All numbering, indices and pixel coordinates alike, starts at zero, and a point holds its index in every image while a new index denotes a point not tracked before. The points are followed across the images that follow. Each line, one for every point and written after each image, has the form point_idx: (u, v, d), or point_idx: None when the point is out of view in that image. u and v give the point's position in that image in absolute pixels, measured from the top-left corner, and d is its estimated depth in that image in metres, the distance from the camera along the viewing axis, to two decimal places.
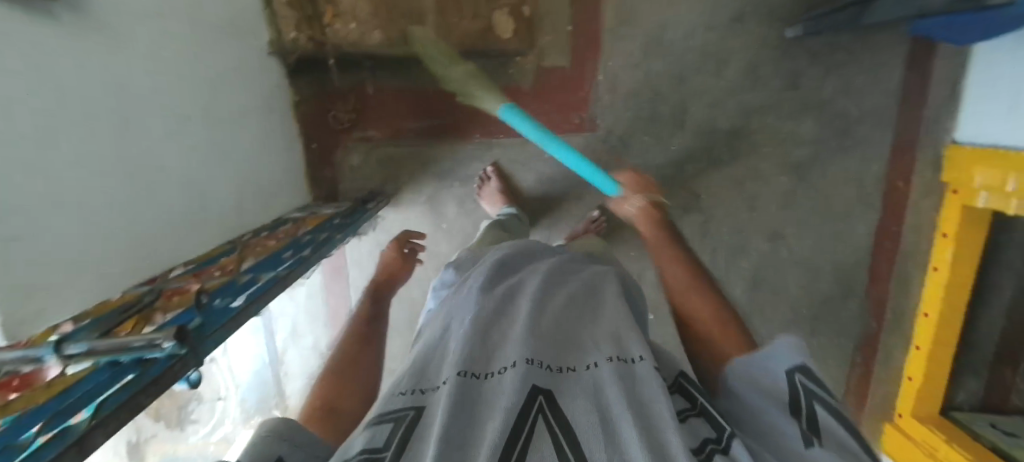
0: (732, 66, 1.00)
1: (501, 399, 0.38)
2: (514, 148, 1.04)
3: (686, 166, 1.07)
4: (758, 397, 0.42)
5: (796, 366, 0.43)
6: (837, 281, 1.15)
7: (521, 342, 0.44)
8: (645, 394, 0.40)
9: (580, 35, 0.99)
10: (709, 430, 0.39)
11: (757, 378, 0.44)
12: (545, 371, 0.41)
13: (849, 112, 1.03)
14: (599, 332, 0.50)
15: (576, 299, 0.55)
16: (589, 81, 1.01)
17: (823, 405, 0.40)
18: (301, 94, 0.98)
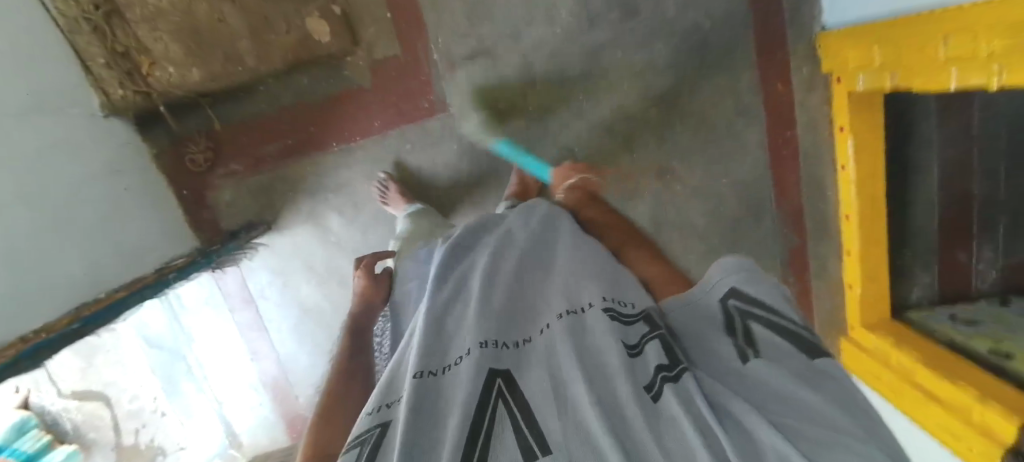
0: (563, 10, 0.97)
1: (455, 395, 0.34)
2: (374, 148, 1.03)
3: (550, 123, 1.03)
4: (689, 317, 0.44)
5: (732, 287, 0.42)
6: (743, 200, 1.11)
7: (473, 322, 0.41)
8: (597, 346, 0.36)
9: (401, 19, 0.97)
10: (660, 354, 0.35)
11: (687, 305, 0.45)
12: (504, 348, 0.38)
13: (702, 25, 1.00)
14: (554, 286, 0.46)
15: (525, 261, 0.52)
16: (426, 63, 1.00)
17: (756, 320, 0.39)
18: (157, 146, 1.02)
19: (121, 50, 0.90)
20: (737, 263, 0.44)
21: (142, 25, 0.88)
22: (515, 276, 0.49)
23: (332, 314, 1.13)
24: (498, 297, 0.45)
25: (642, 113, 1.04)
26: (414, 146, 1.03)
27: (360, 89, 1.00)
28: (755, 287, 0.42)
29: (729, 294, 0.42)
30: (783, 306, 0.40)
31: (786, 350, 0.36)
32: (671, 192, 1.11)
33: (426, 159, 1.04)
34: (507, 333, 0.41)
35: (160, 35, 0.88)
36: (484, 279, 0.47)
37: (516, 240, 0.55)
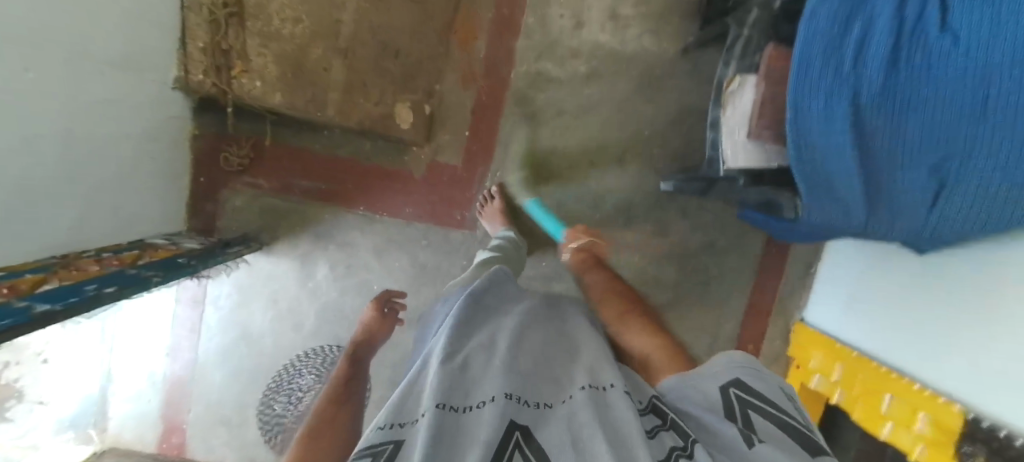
0: (609, 202, 1.08)
1: (479, 433, 0.42)
2: (394, 228, 1.06)
3: (554, 283, 1.11)
4: (697, 398, 0.50)
5: (733, 380, 0.51)
6: None
7: (498, 377, 0.49)
8: (616, 418, 0.45)
9: (476, 141, 1.05)
10: (675, 438, 0.44)
11: (693, 389, 0.52)
12: (526, 407, 0.46)
13: (710, 269, 1.12)
14: (575, 369, 0.54)
15: (544, 341, 0.60)
16: (477, 183, 1.06)
17: (756, 414, 0.47)
18: (201, 130, 1.02)
19: (224, 47, 0.91)
20: (734, 367, 0.53)
21: (257, 39, 0.91)
22: (537, 353, 0.57)
23: (272, 350, 1.09)
24: (522, 364, 0.53)
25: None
26: (430, 243, 1.07)
27: (410, 176, 1.05)
28: (756, 386, 0.51)
29: (731, 384, 0.51)
30: (779, 404, 0.49)
31: (784, 438, 0.45)
32: None
33: (434, 258, 1.07)
34: (528, 394, 0.49)
35: (267, 53, 0.92)
36: (512, 346, 0.55)
37: (535, 320, 0.63)
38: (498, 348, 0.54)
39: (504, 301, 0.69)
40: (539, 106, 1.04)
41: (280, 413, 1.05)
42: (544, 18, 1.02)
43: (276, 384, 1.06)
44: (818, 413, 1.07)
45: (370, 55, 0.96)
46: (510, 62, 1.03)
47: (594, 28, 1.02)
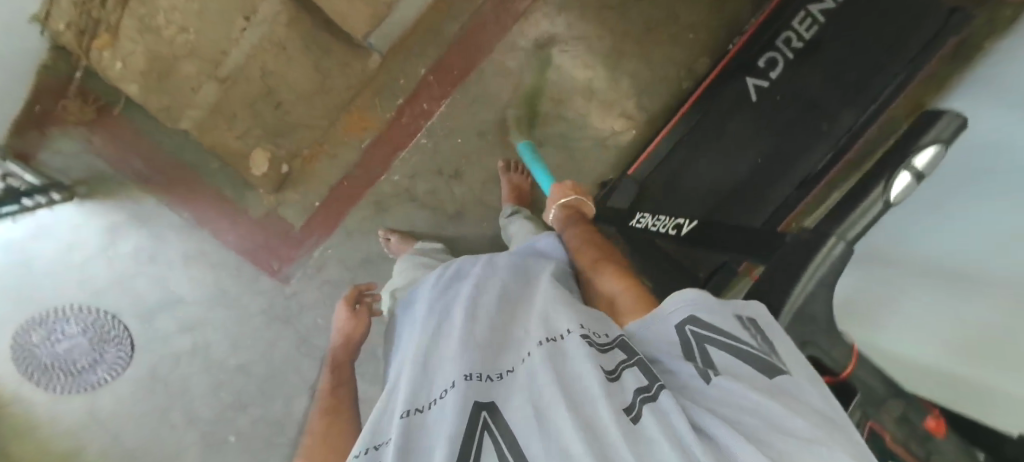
0: None
1: (443, 427, 0.35)
2: (211, 245, 1.09)
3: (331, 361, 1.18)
4: (663, 345, 0.40)
5: (687, 317, 0.40)
6: None
7: (458, 357, 0.42)
8: (575, 369, 0.37)
9: (321, 213, 1.09)
10: (639, 378, 0.35)
11: (658, 338, 0.42)
12: (493, 384, 0.39)
13: None
14: (533, 320, 0.47)
15: (503, 298, 0.52)
16: (304, 249, 1.11)
17: (715, 344, 0.37)
18: (55, 65, 0.94)
19: (93, 16, 0.79)
20: (685, 296, 0.42)
21: (135, 25, 0.79)
22: (496, 314, 0.49)
23: (46, 292, 1.09)
24: (480, 332, 0.46)
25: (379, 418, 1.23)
26: (239, 276, 1.12)
27: (246, 211, 1.08)
28: (717, 313, 0.39)
29: (687, 322, 0.40)
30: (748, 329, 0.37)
31: (751, 370, 0.34)
32: None
33: (237, 289, 1.12)
34: (491, 366, 0.42)
35: (141, 42, 0.81)
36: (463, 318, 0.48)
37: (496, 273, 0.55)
38: (451, 331, 0.47)
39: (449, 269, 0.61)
40: (393, 215, 1.08)
41: (34, 345, 1.09)
42: (438, 146, 1.05)
43: (41, 319, 1.08)
44: None
45: (250, 91, 0.93)
46: (385, 166, 1.07)
47: (475, 180, 1.07)
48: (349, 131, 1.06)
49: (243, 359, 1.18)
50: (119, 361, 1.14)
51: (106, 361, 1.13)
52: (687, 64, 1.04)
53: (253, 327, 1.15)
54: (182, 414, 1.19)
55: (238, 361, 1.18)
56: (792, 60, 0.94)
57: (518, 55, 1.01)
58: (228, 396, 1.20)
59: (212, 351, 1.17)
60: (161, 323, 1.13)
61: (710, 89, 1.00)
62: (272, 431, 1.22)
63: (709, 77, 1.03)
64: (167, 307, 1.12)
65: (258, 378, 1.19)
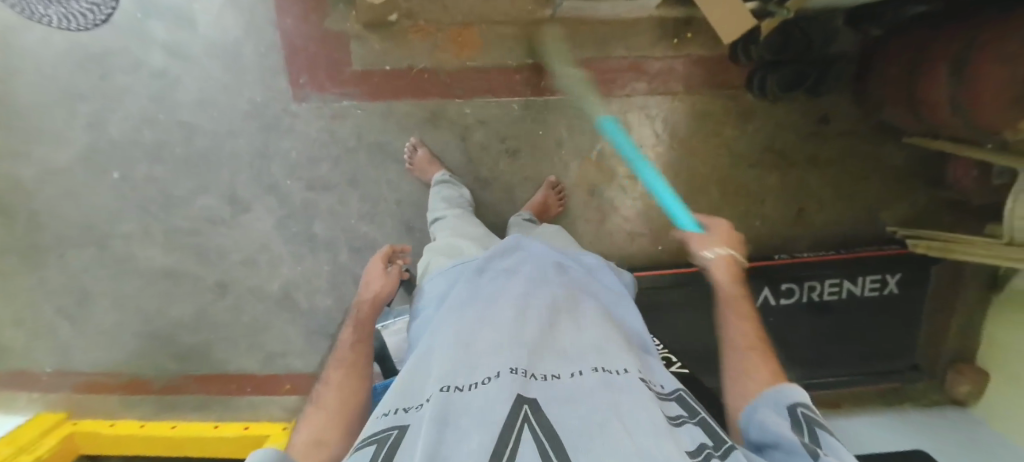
0: (371, 225, 1.10)
1: (481, 407, 0.39)
2: (266, 10, 0.99)
3: (271, 195, 1.08)
4: (773, 423, 0.47)
5: (799, 405, 0.49)
6: (186, 348, 1.21)
7: (508, 354, 0.46)
8: (627, 402, 0.41)
9: (382, 78, 1.01)
10: (701, 437, 0.42)
11: (765, 419, 0.49)
12: (533, 384, 0.43)
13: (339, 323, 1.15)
14: (583, 343, 0.52)
15: (554, 307, 0.57)
16: (340, 89, 1.02)
17: (826, 433, 0.45)
18: None
19: None
20: (797, 393, 0.51)
21: None
22: (547, 323, 0.53)
23: None
24: (532, 335, 0.50)
25: (262, 270, 1.14)
26: (262, 57, 1.01)
27: (325, 16, 0.99)
28: (814, 413, 0.48)
29: (799, 407, 0.49)
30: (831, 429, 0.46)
31: None
32: (197, 288, 1.16)
33: (250, 63, 1.01)
34: (535, 369, 0.46)
35: None
36: (513, 318, 0.53)
37: (550, 289, 0.60)
38: (504, 323, 0.52)
39: (506, 269, 0.66)
40: (437, 135, 1.04)
41: None
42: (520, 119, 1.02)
43: None
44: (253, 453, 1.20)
45: None
46: (469, 94, 1.02)
47: (524, 171, 1.06)
48: (462, 34, 0.99)
49: (193, 123, 1.05)
50: (87, 19, 0.96)
51: (69, 13, 0.94)
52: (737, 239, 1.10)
53: (231, 106, 1.03)
54: (94, 111, 1.06)
55: (190, 121, 1.05)
56: (802, 304, 1.06)
57: (638, 115, 1.04)
58: (149, 139, 1.06)
59: (174, 92, 1.04)
60: (156, 25, 1.01)
61: (751, 270, 1.04)
62: (159, 199, 1.10)
63: (753, 260, 1.07)
64: (175, 18, 1.00)
65: (193, 150, 1.06)
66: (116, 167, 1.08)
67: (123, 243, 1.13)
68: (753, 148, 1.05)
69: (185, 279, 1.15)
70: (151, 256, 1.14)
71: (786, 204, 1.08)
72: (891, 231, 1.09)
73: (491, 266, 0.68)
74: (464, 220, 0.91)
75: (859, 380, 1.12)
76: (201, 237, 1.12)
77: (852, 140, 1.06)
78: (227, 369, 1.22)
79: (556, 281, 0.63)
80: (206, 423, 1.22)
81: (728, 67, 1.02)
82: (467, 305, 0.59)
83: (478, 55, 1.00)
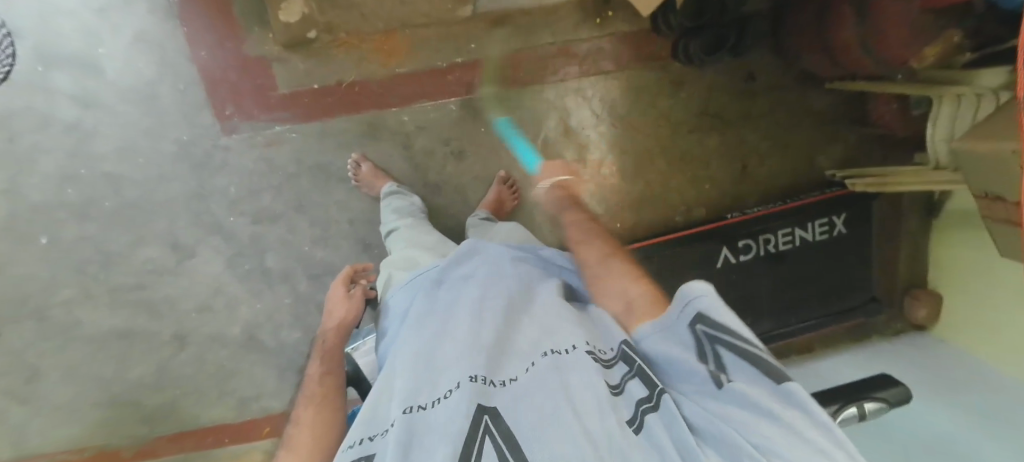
0: (325, 249, 1.07)
1: (442, 425, 0.41)
2: (178, 46, 0.95)
3: (215, 235, 1.04)
4: (671, 348, 0.45)
5: (695, 316, 0.44)
6: (151, 408, 1.15)
7: (464, 362, 0.48)
8: (575, 382, 0.43)
9: (311, 98, 0.99)
10: (642, 389, 0.43)
11: (665, 341, 0.47)
12: (491, 388, 0.45)
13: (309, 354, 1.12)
14: (537, 331, 0.53)
15: (509, 303, 0.58)
16: (270, 116, 0.99)
17: (729, 347, 0.41)
18: None
19: None
20: (695, 294, 0.44)
21: None
22: (502, 321, 0.55)
23: None
24: (487, 337, 0.52)
25: (219, 315, 1.09)
26: (182, 94, 0.97)
27: (242, 43, 0.96)
28: (721, 315, 0.42)
29: (697, 320, 0.44)
30: (745, 330, 0.42)
31: (756, 378, 0.38)
32: (154, 344, 1.11)
33: (170, 103, 0.97)
34: (493, 371, 0.48)
35: None
36: (469, 325, 0.54)
37: (503, 284, 0.62)
38: (460, 332, 0.54)
39: (462, 275, 0.67)
40: (378, 147, 1.02)
41: None
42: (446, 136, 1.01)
43: None
44: None
45: None
46: (403, 102, 1.01)
47: (471, 170, 1.06)
48: (385, 41, 0.97)
49: (118, 174, 0.99)
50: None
51: None
52: (689, 205, 1.12)
53: (156, 149, 0.99)
54: (7, 177, 0.98)
55: (113, 173, 0.99)
56: (761, 256, 1.08)
57: (574, 98, 1.05)
58: (73, 197, 1.00)
59: (91, 144, 0.98)
60: (61, 77, 0.95)
61: (706, 233, 1.07)
62: (96, 258, 1.04)
63: (706, 223, 1.10)
64: (81, 67, 0.95)
65: (122, 202, 1.01)
66: (41, 232, 1.02)
67: (66, 310, 1.07)
68: (690, 113, 1.08)
69: (139, 336, 1.10)
70: (98, 318, 1.08)
71: (728, 164, 1.11)
72: (830, 174, 1.12)
73: (447, 276, 0.68)
74: (415, 228, 0.89)
75: (826, 321, 1.16)
76: (148, 290, 1.07)
77: (780, 92, 1.08)
78: (200, 422, 1.17)
79: (509, 273, 0.64)
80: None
81: (651, 40, 1.04)
82: (425, 317, 0.61)
83: (405, 61, 0.99)
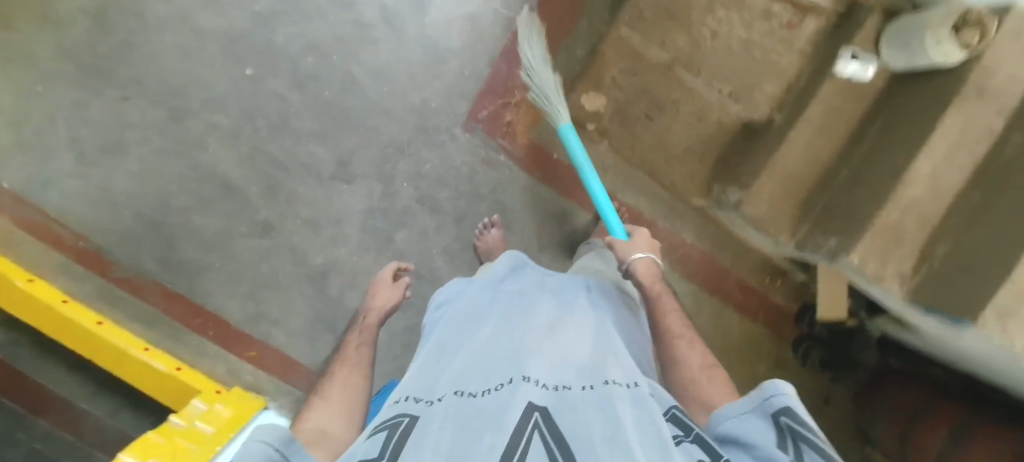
0: (445, 262, 1.08)
1: (501, 414, 0.38)
2: (494, 50, 1.04)
3: (378, 183, 1.05)
4: (743, 430, 0.41)
5: (779, 408, 0.40)
6: (176, 257, 1.05)
7: (521, 364, 0.47)
8: (631, 413, 0.39)
9: (544, 160, 1.08)
10: (700, 453, 0.37)
11: (734, 421, 0.43)
12: (542, 390, 0.42)
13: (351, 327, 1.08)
14: (591, 356, 0.51)
15: (569, 326, 0.57)
16: (505, 146, 1.07)
17: (812, 447, 0.37)
18: None
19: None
20: (779, 388, 0.42)
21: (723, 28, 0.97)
22: (555, 337, 0.54)
23: None
24: (544, 347, 0.51)
25: (316, 238, 1.05)
26: (462, 78, 1.04)
27: None
28: (804, 415, 0.40)
29: (780, 412, 0.40)
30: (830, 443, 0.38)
31: None
32: (236, 213, 1.04)
33: (447, 74, 1.04)
34: (551, 378, 0.45)
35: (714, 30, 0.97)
36: (530, 335, 0.54)
37: (568, 311, 0.61)
38: (520, 338, 0.53)
39: (523, 293, 0.67)
40: (556, 228, 1.10)
41: None
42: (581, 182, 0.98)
43: None
44: (172, 402, 1.01)
45: (667, 93, 1.02)
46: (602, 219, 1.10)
47: None
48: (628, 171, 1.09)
49: (358, 82, 1.03)
50: None
51: None
52: None
53: (404, 93, 1.03)
54: (275, 10, 1.01)
55: (355, 78, 1.02)
56: None
57: (708, 313, 1.17)
58: (305, 66, 1.02)
59: (362, 46, 1.02)
60: None
61: None
62: (272, 120, 1.03)
63: None
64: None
65: (338, 101, 1.03)
66: (252, 66, 1.02)
67: (202, 130, 1.02)
68: None
69: (233, 199, 1.04)
70: (218, 157, 1.03)
71: None
72: None
73: (509, 287, 0.70)
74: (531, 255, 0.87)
75: None
76: (281, 174, 1.04)
77: (833, 425, 1.26)
78: (203, 302, 1.07)
79: (571, 303, 0.64)
80: (139, 340, 1.01)
81: (789, 322, 1.20)
82: (484, 317, 0.62)
83: (628, 195, 1.10)
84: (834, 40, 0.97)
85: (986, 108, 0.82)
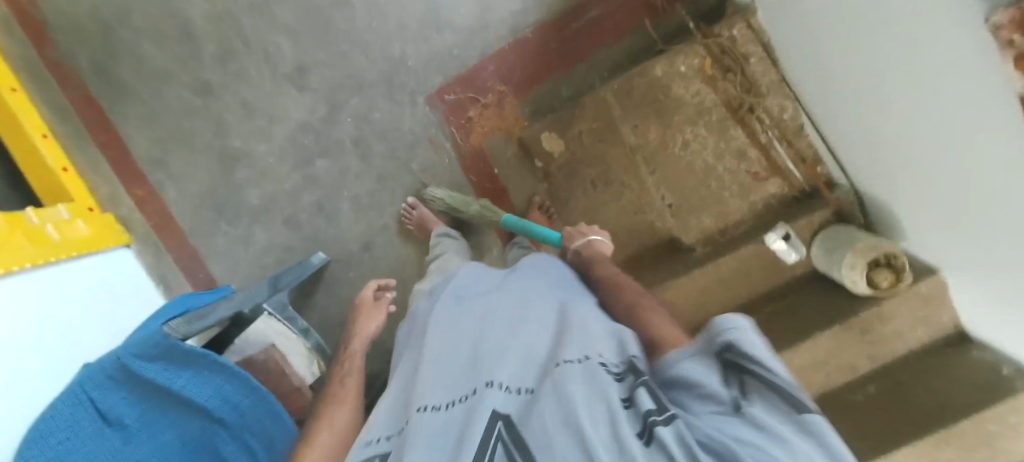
0: (351, 208, 1.09)
1: (466, 424, 0.38)
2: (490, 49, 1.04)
3: (327, 105, 1.05)
4: (687, 366, 0.39)
5: (724, 334, 0.38)
6: (107, 67, 1.02)
7: (491, 365, 0.46)
8: (598, 387, 0.37)
9: (483, 169, 1.10)
10: (648, 401, 0.35)
11: (682, 358, 0.41)
12: (509, 396, 0.41)
13: (237, 217, 1.09)
14: (567, 338, 0.47)
15: (541, 318, 0.54)
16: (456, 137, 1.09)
17: (757, 374, 0.36)
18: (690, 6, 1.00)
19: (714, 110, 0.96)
20: (728, 318, 0.39)
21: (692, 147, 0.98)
22: (522, 330, 0.52)
23: None
24: (507, 345, 0.49)
25: (246, 124, 1.05)
26: (449, 55, 1.04)
27: (508, 100, 1.07)
28: (753, 338, 0.38)
29: (722, 343, 0.39)
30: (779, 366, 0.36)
31: (783, 408, 0.33)
32: (182, 60, 1.02)
33: (437, 46, 1.04)
34: (517, 379, 0.44)
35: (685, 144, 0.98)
36: (501, 334, 0.52)
37: (539, 301, 0.58)
38: (486, 338, 0.52)
39: (489, 292, 0.65)
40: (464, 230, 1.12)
41: None
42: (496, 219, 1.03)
43: None
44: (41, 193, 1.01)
45: (622, 175, 1.01)
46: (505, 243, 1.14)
47: None
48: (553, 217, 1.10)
49: (355, 6, 1.00)
50: None
51: None
52: None
53: (389, 40, 1.02)
54: None
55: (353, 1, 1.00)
56: None
57: None
58: None
59: None
60: None
61: None
62: None
63: None
64: None
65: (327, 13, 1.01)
66: None
67: None
68: None
69: (186, 46, 1.02)
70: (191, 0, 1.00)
71: None
72: None
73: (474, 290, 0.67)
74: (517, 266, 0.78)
75: None
76: (241, 48, 1.02)
77: None
78: (115, 122, 1.04)
79: (542, 293, 0.61)
80: (41, 124, 1.01)
81: None
82: (453, 318, 0.60)
83: None
84: (786, 213, 0.98)
85: (859, 349, 0.87)
